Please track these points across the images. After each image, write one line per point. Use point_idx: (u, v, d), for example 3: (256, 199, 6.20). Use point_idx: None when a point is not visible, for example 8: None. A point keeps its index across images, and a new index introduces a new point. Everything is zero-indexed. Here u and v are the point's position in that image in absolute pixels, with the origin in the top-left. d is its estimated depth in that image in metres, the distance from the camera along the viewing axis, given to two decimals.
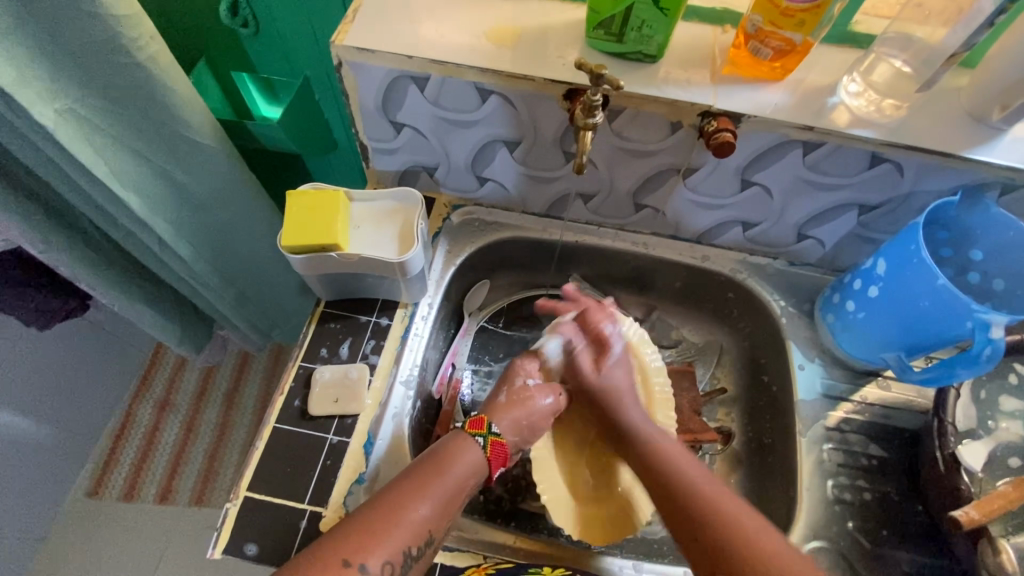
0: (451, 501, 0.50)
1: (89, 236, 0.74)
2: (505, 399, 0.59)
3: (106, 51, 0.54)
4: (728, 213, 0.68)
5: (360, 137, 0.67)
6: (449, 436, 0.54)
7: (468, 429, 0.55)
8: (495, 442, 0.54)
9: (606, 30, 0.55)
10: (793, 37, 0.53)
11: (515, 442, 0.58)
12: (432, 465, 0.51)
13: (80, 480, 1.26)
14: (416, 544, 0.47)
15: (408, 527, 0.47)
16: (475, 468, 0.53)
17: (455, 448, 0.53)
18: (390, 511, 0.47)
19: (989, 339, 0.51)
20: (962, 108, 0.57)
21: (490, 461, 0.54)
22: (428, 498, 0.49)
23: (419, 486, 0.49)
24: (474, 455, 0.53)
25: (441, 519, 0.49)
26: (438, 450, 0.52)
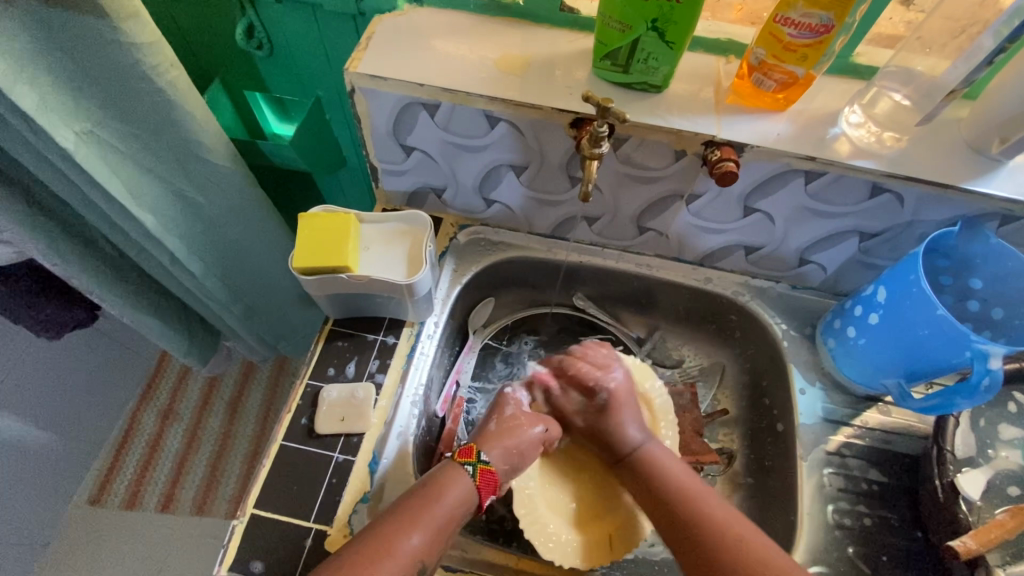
0: (442, 529, 0.51)
1: (102, 251, 0.75)
2: (496, 428, 0.60)
3: (127, 78, 0.55)
4: (731, 238, 0.69)
5: (370, 159, 0.69)
6: (439, 467, 0.55)
7: (457, 458, 0.56)
8: (484, 469, 0.55)
9: (613, 61, 0.56)
10: (796, 70, 0.54)
11: (504, 471, 0.58)
12: (423, 496, 0.52)
13: (83, 487, 1.27)
14: (408, 573, 0.48)
15: (401, 557, 0.48)
16: (466, 497, 0.54)
17: (444, 479, 0.54)
18: (383, 541, 0.48)
19: (989, 369, 0.51)
20: (962, 140, 0.58)
21: (480, 490, 0.55)
22: (420, 529, 0.50)
23: (412, 516, 0.50)
24: (465, 486, 0.54)
25: (432, 550, 0.50)
26: (428, 482, 0.53)
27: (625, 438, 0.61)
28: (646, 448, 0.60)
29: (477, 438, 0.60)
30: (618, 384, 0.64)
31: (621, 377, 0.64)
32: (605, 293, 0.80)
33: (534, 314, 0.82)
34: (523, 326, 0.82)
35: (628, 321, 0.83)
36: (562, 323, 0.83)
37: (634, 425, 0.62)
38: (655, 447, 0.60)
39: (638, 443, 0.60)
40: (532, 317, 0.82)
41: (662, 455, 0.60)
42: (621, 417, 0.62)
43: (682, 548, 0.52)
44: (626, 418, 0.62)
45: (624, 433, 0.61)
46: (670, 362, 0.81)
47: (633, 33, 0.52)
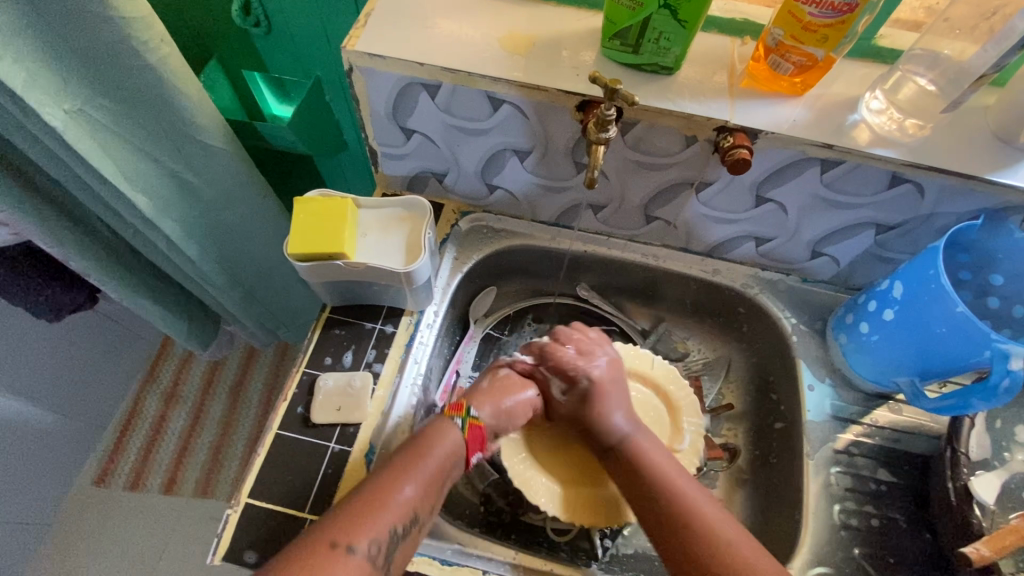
0: (437, 478, 0.50)
1: (98, 233, 0.74)
2: (487, 385, 0.58)
3: (117, 52, 0.53)
4: (741, 228, 0.67)
5: (369, 142, 0.67)
6: (429, 424, 0.54)
7: (446, 413, 0.55)
8: (473, 424, 0.54)
9: (622, 41, 0.54)
10: (815, 52, 0.51)
11: (490, 426, 0.56)
12: (413, 449, 0.51)
13: (87, 468, 1.28)
14: (402, 522, 0.47)
15: (395, 506, 0.47)
16: (458, 449, 0.53)
17: (434, 433, 0.53)
18: (375, 494, 0.47)
19: (1008, 370, 0.49)
20: (988, 129, 0.55)
21: (470, 443, 0.54)
22: (413, 479, 0.49)
23: (404, 466, 0.50)
24: (456, 437, 0.53)
25: (427, 500, 0.49)
26: (418, 435, 0.53)
27: (611, 422, 0.57)
28: (635, 440, 0.56)
29: (467, 394, 0.58)
30: (604, 367, 0.60)
31: (609, 364, 0.60)
32: (610, 284, 0.78)
33: (538, 303, 0.81)
34: (526, 317, 0.80)
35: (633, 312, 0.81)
36: (566, 314, 0.81)
37: (620, 407, 0.58)
38: (643, 438, 0.57)
39: (625, 434, 0.57)
40: (535, 307, 0.81)
41: (652, 447, 0.56)
42: (607, 403, 0.58)
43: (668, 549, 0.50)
44: (615, 405, 0.58)
45: (611, 421, 0.57)
46: (677, 354, 0.79)
47: (644, 12, 0.49)
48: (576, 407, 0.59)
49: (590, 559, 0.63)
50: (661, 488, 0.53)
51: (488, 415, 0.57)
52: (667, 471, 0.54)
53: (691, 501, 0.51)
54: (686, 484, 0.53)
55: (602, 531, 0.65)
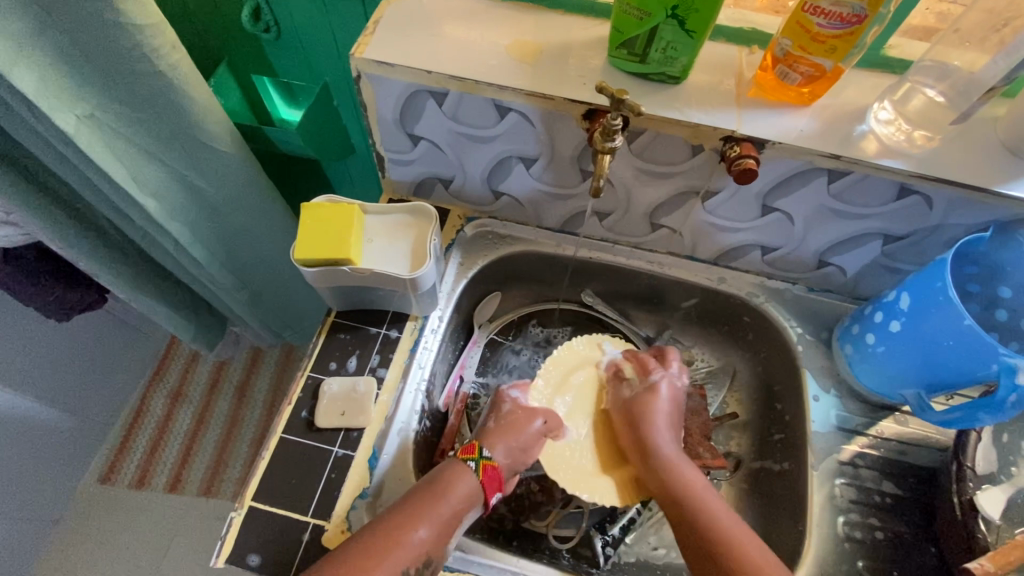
0: (451, 523, 0.51)
1: (107, 234, 0.75)
2: (494, 425, 0.60)
3: (129, 58, 0.54)
4: (748, 236, 0.66)
5: (376, 148, 0.67)
6: (443, 465, 0.54)
7: (461, 455, 0.55)
8: (486, 465, 0.54)
9: (629, 50, 0.54)
10: (823, 62, 0.51)
11: (505, 466, 0.56)
12: (430, 492, 0.51)
13: (94, 465, 1.29)
14: (414, 565, 0.47)
15: (409, 549, 0.47)
16: (471, 496, 0.53)
17: (452, 476, 0.53)
18: (390, 533, 0.48)
19: (1015, 385, 0.49)
20: (998, 141, 0.55)
21: (486, 487, 0.54)
22: (428, 521, 0.49)
23: (419, 508, 0.49)
24: (471, 484, 0.53)
25: (439, 542, 0.50)
26: (434, 477, 0.52)
27: (653, 425, 0.59)
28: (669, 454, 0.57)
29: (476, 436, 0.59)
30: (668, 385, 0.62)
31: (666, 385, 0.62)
32: (614, 291, 0.79)
33: (541, 309, 0.81)
34: (528, 323, 0.80)
35: (637, 319, 0.81)
36: (568, 320, 0.81)
37: (670, 438, 0.58)
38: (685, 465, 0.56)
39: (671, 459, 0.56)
40: (539, 313, 0.81)
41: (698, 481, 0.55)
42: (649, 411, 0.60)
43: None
44: (664, 423, 0.59)
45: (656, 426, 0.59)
46: (681, 362, 0.79)
47: (652, 21, 0.49)
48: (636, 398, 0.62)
49: (590, 566, 0.64)
50: (704, 515, 0.52)
51: (508, 439, 0.58)
52: (710, 505, 0.53)
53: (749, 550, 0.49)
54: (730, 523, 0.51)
55: (603, 538, 0.65)
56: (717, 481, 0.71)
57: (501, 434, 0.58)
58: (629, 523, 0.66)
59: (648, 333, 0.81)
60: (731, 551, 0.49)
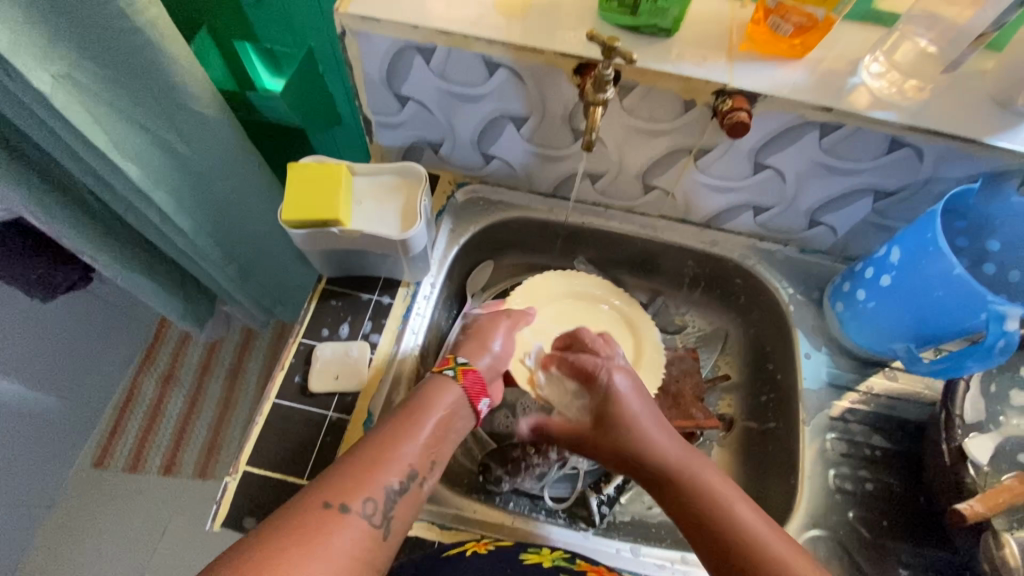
0: (437, 437, 0.51)
1: (88, 206, 0.73)
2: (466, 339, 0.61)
3: (105, 15, 0.52)
4: (740, 197, 0.66)
5: (363, 111, 0.66)
6: (424, 380, 0.54)
7: (436, 368, 0.55)
8: (465, 370, 0.55)
9: (620, 2, 0.53)
10: (816, 12, 0.51)
11: (486, 368, 0.58)
12: (411, 410, 0.51)
13: (87, 450, 1.28)
14: (400, 479, 0.47)
15: (392, 464, 0.47)
16: (455, 406, 0.53)
17: (434, 387, 0.53)
18: (374, 450, 0.47)
19: (1003, 331, 0.49)
20: (987, 92, 0.55)
21: (469, 388, 0.54)
22: (410, 437, 0.49)
23: (403, 424, 0.50)
24: (453, 391, 0.53)
25: (426, 458, 0.50)
26: (414, 394, 0.52)
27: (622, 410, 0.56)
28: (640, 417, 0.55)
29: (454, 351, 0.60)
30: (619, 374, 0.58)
31: (622, 377, 0.58)
32: (607, 258, 0.78)
33: (534, 278, 0.80)
34: None
35: (631, 286, 0.81)
36: None
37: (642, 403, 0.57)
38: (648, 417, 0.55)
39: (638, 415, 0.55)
40: None
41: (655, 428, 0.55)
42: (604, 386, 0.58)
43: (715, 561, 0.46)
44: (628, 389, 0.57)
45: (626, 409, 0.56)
46: (673, 327, 0.79)
47: None
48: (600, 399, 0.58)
49: (586, 525, 0.64)
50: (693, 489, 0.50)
51: (482, 344, 0.60)
52: (702, 474, 0.51)
53: (739, 519, 0.47)
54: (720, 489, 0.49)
55: (598, 496, 0.65)
56: (709, 442, 0.71)
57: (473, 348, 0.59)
58: (623, 484, 0.66)
59: (641, 300, 0.80)
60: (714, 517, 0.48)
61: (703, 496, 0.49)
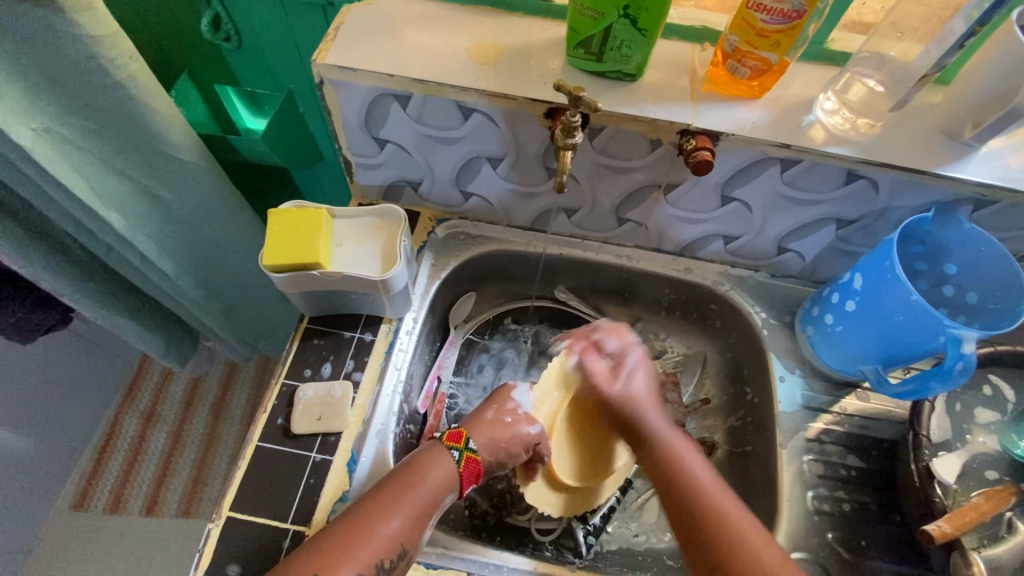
0: (424, 512, 0.51)
1: (69, 251, 0.73)
2: (493, 417, 0.58)
3: (84, 71, 0.53)
4: (711, 227, 0.69)
5: (343, 152, 0.68)
6: (422, 448, 0.55)
7: (445, 441, 0.56)
8: (469, 457, 0.55)
9: (586, 50, 0.55)
10: (769, 56, 0.53)
11: (489, 462, 0.56)
12: (399, 486, 0.51)
13: (66, 492, 1.25)
14: (389, 557, 0.48)
15: (380, 541, 0.48)
16: (447, 481, 0.53)
17: (427, 459, 0.54)
18: (362, 525, 0.48)
19: (961, 354, 0.52)
20: (936, 125, 0.58)
21: (463, 477, 0.55)
22: (400, 512, 0.50)
23: (392, 498, 0.50)
24: (447, 468, 0.54)
25: (414, 532, 0.50)
26: (408, 463, 0.53)
27: (648, 424, 0.59)
28: (664, 436, 0.58)
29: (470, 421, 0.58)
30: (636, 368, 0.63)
31: (641, 356, 0.64)
32: (587, 286, 0.80)
33: (516, 307, 0.82)
34: (504, 321, 0.82)
35: (611, 313, 0.82)
36: (542, 318, 0.83)
37: (660, 417, 0.60)
38: (674, 436, 0.58)
39: (659, 430, 0.58)
40: (514, 311, 0.82)
41: (680, 443, 0.58)
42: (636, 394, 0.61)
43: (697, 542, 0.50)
44: (650, 404, 0.61)
45: (648, 420, 0.59)
46: (654, 352, 0.81)
47: (605, 21, 0.51)
48: (625, 394, 0.61)
49: (573, 556, 0.65)
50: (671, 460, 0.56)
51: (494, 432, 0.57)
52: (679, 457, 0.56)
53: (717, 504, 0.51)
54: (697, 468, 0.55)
55: (585, 528, 0.66)
56: None
57: (493, 425, 0.57)
58: (609, 513, 0.68)
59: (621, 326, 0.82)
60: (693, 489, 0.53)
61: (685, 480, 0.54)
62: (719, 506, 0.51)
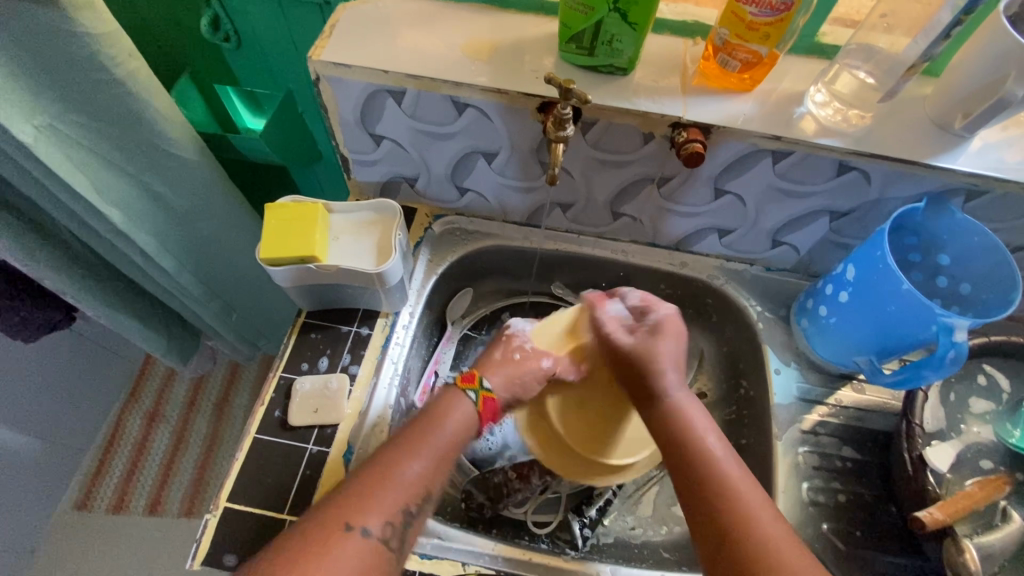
0: (444, 456, 0.52)
1: (71, 248, 0.74)
2: (500, 356, 0.60)
3: (85, 68, 0.55)
4: (705, 220, 0.69)
5: (340, 149, 0.69)
6: (438, 395, 0.57)
7: (460, 383, 0.57)
8: (485, 397, 0.56)
9: (578, 44, 0.56)
10: (759, 49, 0.54)
11: (504, 399, 0.58)
12: (417, 429, 0.52)
13: (70, 492, 1.26)
14: (414, 501, 0.49)
15: (403, 485, 0.49)
16: (467, 422, 0.55)
17: (446, 404, 0.55)
18: (382, 470, 0.49)
19: (953, 342, 0.52)
20: (927, 116, 0.58)
21: (481, 416, 0.56)
22: (420, 456, 0.51)
23: (413, 444, 0.51)
24: (466, 407, 0.55)
25: (436, 475, 0.51)
26: (426, 410, 0.55)
27: (662, 379, 0.55)
28: (675, 397, 0.54)
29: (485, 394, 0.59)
30: (667, 318, 0.59)
31: (669, 315, 0.59)
32: (583, 281, 0.81)
33: (512, 304, 0.83)
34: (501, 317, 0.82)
35: None
36: (538, 312, 0.83)
37: (675, 377, 0.56)
38: (684, 399, 0.54)
39: (667, 389, 0.55)
40: (510, 308, 0.82)
41: (691, 406, 0.54)
42: (659, 356, 0.56)
43: (710, 545, 0.47)
44: (669, 359, 0.56)
45: (662, 374, 0.55)
46: None
47: (596, 15, 0.52)
48: (640, 348, 0.56)
49: (569, 549, 0.65)
50: (693, 442, 0.51)
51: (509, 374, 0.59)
52: (706, 441, 0.51)
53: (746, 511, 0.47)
54: (725, 461, 0.50)
55: (580, 520, 0.66)
56: None
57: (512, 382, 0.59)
58: (605, 506, 0.68)
59: None
60: (712, 491, 0.48)
61: (714, 480, 0.49)
62: (740, 509, 0.47)
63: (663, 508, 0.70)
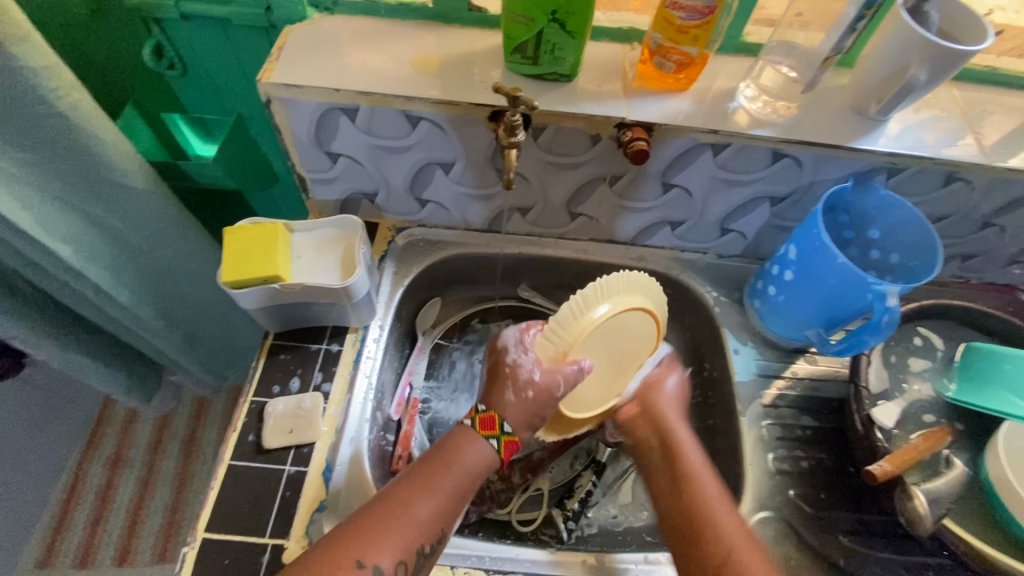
0: (460, 493, 0.53)
1: (18, 289, 0.71)
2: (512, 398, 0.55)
3: (26, 104, 0.53)
4: (656, 214, 0.73)
5: (297, 169, 0.69)
6: (454, 433, 0.56)
7: (481, 429, 0.55)
8: (507, 442, 0.55)
9: (522, 55, 0.59)
10: (691, 50, 0.58)
11: (523, 437, 0.57)
12: (432, 467, 0.53)
13: (30, 550, 1.19)
14: (428, 540, 0.50)
15: (416, 524, 0.49)
16: (483, 462, 0.54)
17: (461, 444, 0.55)
18: (395, 509, 0.49)
19: (886, 307, 0.56)
20: (846, 104, 0.63)
21: (501, 459, 0.55)
22: (432, 496, 0.51)
23: (424, 482, 0.52)
24: (484, 449, 0.55)
25: (449, 513, 0.52)
26: (440, 448, 0.54)
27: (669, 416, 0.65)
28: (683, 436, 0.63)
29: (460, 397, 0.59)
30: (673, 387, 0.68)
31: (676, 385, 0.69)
32: (548, 282, 0.83)
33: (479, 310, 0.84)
34: (472, 326, 0.84)
35: None
36: (508, 315, 0.84)
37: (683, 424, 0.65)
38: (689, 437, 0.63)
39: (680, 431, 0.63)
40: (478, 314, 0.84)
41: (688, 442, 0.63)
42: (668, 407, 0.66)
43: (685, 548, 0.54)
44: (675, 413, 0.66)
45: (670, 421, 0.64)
46: None
47: (536, 25, 0.55)
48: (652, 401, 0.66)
49: (555, 543, 0.66)
50: (688, 473, 0.59)
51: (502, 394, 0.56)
52: (701, 475, 0.59)
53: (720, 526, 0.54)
54: (710, 491, 0.57)
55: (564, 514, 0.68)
56: None
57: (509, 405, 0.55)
58: (586, 497, 0.70)
59: None
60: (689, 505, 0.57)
61: (694, 500, 0.57)
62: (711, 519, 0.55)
63: (642, 494, 0.72)
